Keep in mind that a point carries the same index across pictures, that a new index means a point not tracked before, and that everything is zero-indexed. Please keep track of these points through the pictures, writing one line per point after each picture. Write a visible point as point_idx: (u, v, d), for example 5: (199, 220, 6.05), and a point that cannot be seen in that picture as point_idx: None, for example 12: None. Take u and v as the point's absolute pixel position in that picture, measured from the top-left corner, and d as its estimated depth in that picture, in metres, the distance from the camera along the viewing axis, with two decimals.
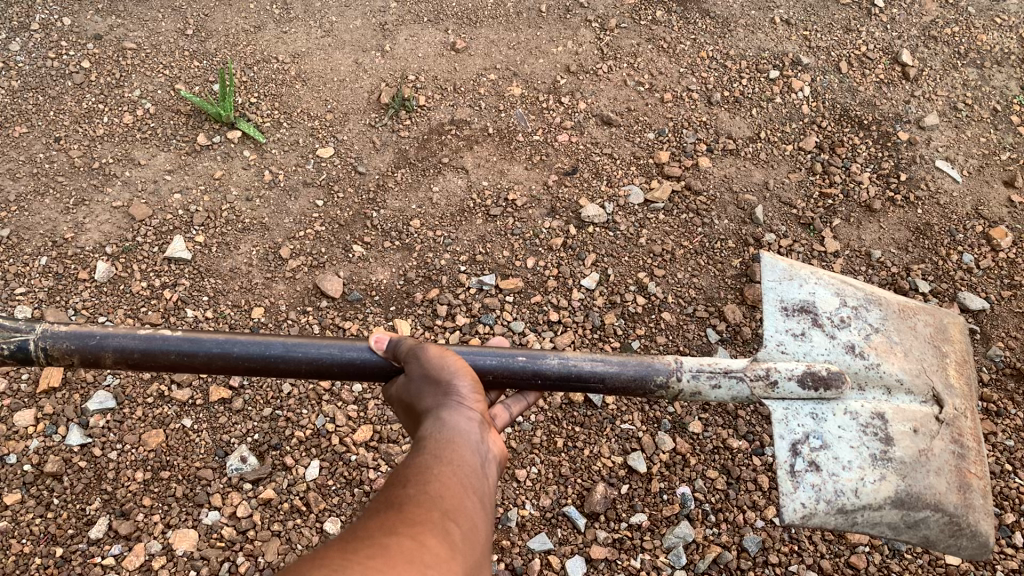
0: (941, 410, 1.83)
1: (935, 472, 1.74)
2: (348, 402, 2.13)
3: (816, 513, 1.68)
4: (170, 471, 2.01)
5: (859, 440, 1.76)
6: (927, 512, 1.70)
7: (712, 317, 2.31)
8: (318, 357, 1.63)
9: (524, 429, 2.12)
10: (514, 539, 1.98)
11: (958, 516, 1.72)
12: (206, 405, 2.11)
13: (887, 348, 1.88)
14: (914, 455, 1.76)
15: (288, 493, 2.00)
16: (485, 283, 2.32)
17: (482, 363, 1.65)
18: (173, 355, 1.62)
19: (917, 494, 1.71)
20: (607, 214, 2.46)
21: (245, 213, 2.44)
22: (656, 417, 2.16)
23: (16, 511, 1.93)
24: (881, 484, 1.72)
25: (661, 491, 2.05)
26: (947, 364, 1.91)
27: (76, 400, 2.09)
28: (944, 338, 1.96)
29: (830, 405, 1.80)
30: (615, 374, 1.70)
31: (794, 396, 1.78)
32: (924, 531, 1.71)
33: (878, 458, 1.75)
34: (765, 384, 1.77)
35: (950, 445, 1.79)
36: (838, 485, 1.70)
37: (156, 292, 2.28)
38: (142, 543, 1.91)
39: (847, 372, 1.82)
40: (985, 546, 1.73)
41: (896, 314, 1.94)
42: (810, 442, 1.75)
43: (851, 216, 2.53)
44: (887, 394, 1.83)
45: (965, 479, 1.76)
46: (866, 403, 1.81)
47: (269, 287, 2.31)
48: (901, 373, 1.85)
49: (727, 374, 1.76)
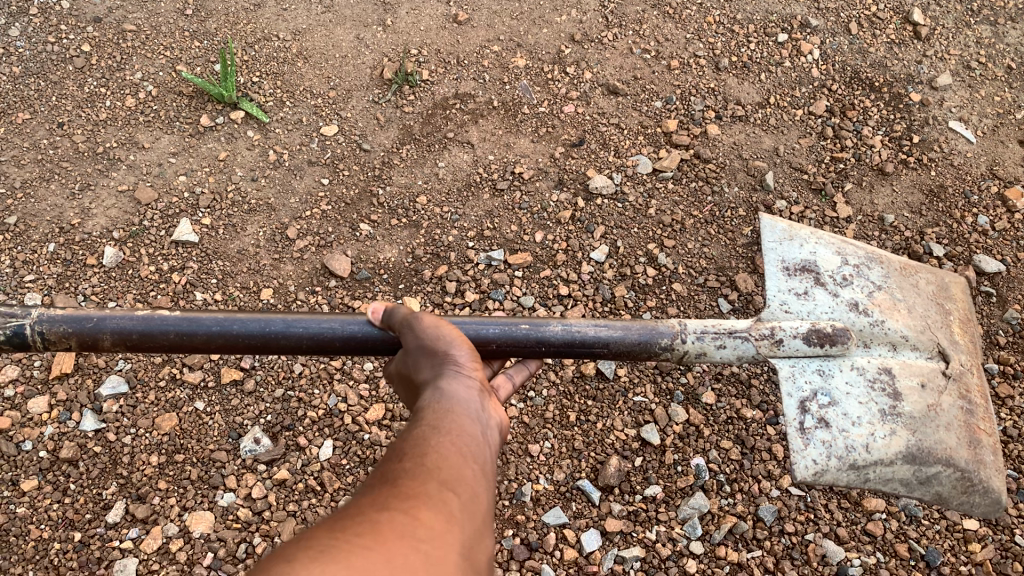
0: (947, 365, 1.83)
1: (943, 426, 1.74)
2: (360, 380, 2.13)
3: (828, 468, 1.68)
4: (184, 454, 2.01)
5: (866, 396, 1.75)
6: (938, 466, 1.71)
7: (724, 287, 2.29)
8: (319, 332, 1.62)
9: (536, 403, 2.12)
10: (529, 513, 1.98)
11: (966, 469, 1.72)
12: (218, 387, 2.11)
13: (891, 306, 1.87)
14: (922, 411, 1.75)
15: (302, 473, 2.01)
16: (493, 258, 2.31)
17: (484, 333, 1.62)
18: (173, 335, 1.61)
19: (928, 449, 1.71)
20: (615, 185, 2.44)
21: (251, 194, 2.42)
22: (668, 389, 2.14)
23: (34, 497, 1.95)
24: (892, 439, 1.71)
25: (676, 463, 2.05)
26: (951, 321, 1.92)
27: (88, 386, 2.09)
28: (936, 296, 1.98)
29: (840, 359, 1.77)
30: (619, 339, 1.69)
31: (801, 351, 1.75)
32: (935, 486, 1.71)
33: (885, 410, 1.74)
34: (772, 341, 1.74)
35: (958, 400, 1.79)
36: (849, 440, 1.69)
37: (164, 276, 2.28)
38: (158, 527, 1.92)
39: (853, 329, 1.80)
40: (996, 501, 1.73)
41: (891, 274, 1.97)
42: (818, 398, 1.73)
43: (863, 180, 2.49)
44: (895, 350, 1.82)
45: (974, 434, 1.76)
46: (875, 359, 1.80)
47: (277, 268, 2.30)
48: (906, 330, 1.84)
49: (731, 334, 1.73)
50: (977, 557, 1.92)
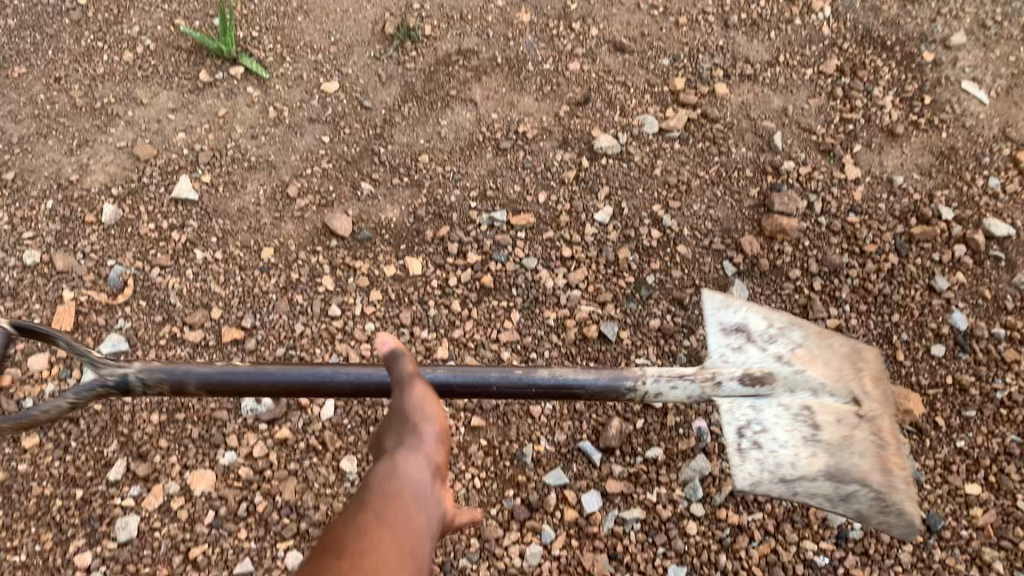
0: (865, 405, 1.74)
1: (860, 450, 1.68)
2: (361, 340, 2.12)
3: (760, 480, 1.67)
4: (185, 413, 2.01)
5: (789, 426, 1.72)
6: (858, 485, 1.64)
7: (729, 249, 2.26)
8: (334, 378, 1.62)
9: (538, 365, 2.10)
10: (530, 475, 1.98)
11: (887, 492, 1.64)
12: (219, 346, 2.10)
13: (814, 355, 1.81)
14: (839, 437, 1.70)
15: (303, 432, 2.01)
16: (496, 219, 2.28)
17: (482, 379, 1.65)
18: (195, 384, 1.61)
19: (846, 469, 1.66)
20: (621, 144, 2.40)
21: (251, 151, 2.39)
22: (672, 352, 2.12)
23: (35, 455, 1.95)
24: (813, 459, 1.68)
25: (678, 425, 2.04)
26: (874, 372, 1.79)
27: (88, 344, 2.08)
28: (867, 361, 1.80)
29: (768, 397, 1.74)
30: (592, 382, 1.69)
31: (733, 390, 1.73)
32: (855, 505, 1.64)
33: (806, 436, 1.70)
34: (716, 381, 1.73)
35: (871, 434, 1.70)
36: (777, 458, 1.69)
37: (164, 234, 2.25)
38: (160, 485, 1.93)
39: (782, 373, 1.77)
40: (913, 525, 1.62)
41: (820, 334, 1.82)
42: (744, 424, 1.73)
43: (872, 142, 2.45)
44: (813, 389, 1.75)
45: (887, 465, 1.67)
46: (794, 397, 1.75)
47: (277, 227, 2.27)
48: (818, 374, 1.76)
49: (683, 376, 1.71)
50: (977, 522, 1.93)
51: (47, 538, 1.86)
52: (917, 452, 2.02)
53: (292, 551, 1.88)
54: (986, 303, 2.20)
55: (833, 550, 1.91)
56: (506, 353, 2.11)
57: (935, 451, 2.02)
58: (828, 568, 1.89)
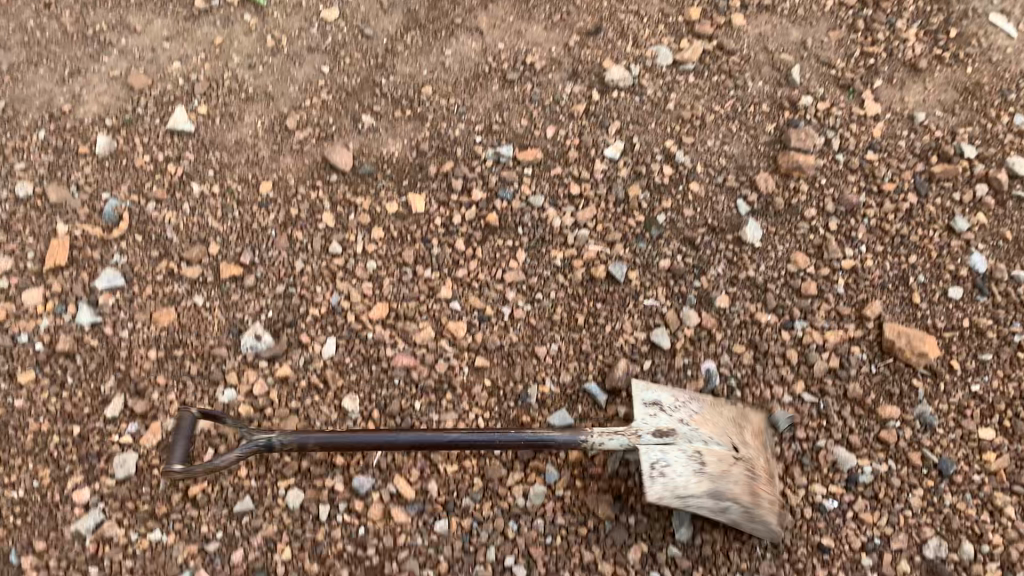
0: (745, 450, 1.84)
1: (737, 478, 1.78)
2: (363, 279, 2.06)
3: (662, 496, 1.77)
4: (183, 350, 1.97)
5: (684, 463, 1.81)
6: (731, 501, 1.75)
7: (743, 187, 2.19)
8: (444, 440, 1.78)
9: (544, 305, 2.05)
10: (535, 415, 1.95)
11: (757, 506, 1.75)
12: (218, 282, 2.04)
13: (712, 416, 1.89)
14: (719, 468, 1.80)
15: (304, 370, 1.97)
16: (502, 154, 2.20)
17: (460, 439, 1.78)
18: (314, 446, 1.77)
19: (727, 492, 1.76)
20: (632, 77, 2.32)
21: (248, 82, 2.30)
22: (681, 293, 2.07)
23: (31, 390, 1.91)
24: (702, 481, 1.78)
25: (686, 367, 1.99)
26: (754, 428, 1.90)
27: (83, 279, 2.03)
28: (751, 421, 1.91)
29: (671, 443, 1.83)
30: (557, 438, 1.79)
31: (648, 438, 1.82)
32: (730, 516, 1.76)
33: (697, 468, 1.80)
34: (638, 432, 1.83)
35: (747, 470, 1.80)
36: (676, 481, 1.78)
37: (160, 166, 2.17)
38: (157, 423, 1.90)
39: (687, 425, 1.85)
40: (774, 531, 1.76)
41: (712, 402, 1.93)
42: (651, 461, 1.81)
43: (894, 77, 2.35)
44: (705, 439, 1.84)
45: (756, 493, 1.77)
46: (691, 444, 1.83)
47: (276, 160, 2.19)
48: (710, 430, 1.86)
49: (613, 433, 1.82)
50: (990, 468, 1.89)
51: (44, 474, 1.84)
52: (931, 396, 1.97)
53: (292, 489, 1.85)
54: (1007, 245, 2.13)
55: (843, 494, 1.87)
56: (511, 294, 2.06)
57: (950, 395, 1.97)
58: (838, 511, 1.86)
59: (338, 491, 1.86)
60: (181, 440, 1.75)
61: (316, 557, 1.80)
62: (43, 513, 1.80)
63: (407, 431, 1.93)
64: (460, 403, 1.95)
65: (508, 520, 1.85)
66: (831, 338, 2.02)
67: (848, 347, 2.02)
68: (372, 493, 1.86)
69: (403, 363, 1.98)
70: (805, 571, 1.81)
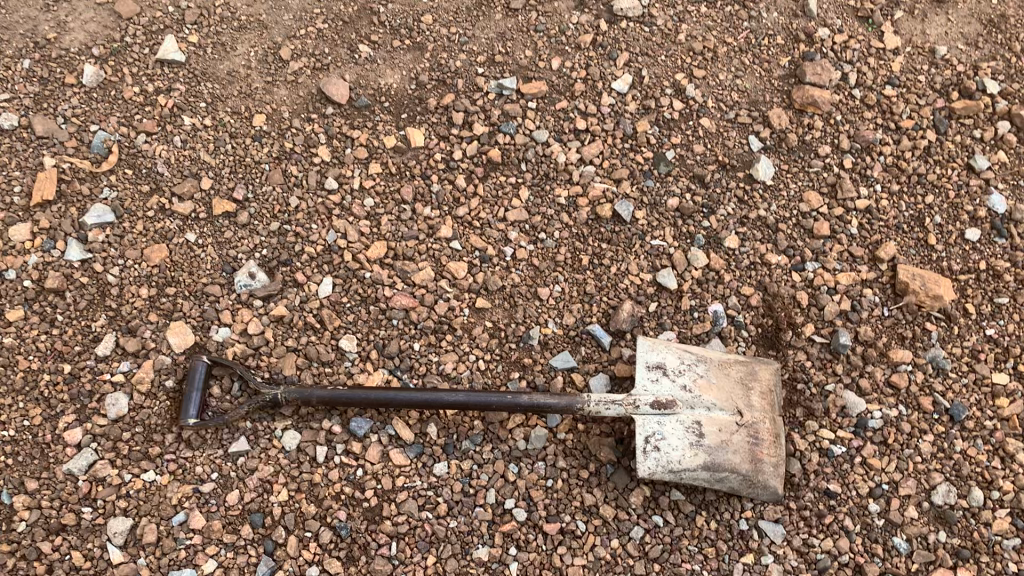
0: (750, 416, 1.77)
1: (736, 447, 1.74)
2: (360, 217, 2.00)
3: (655, 471, 1.73)
4: (175, 288, 1.92)
5: (681, 435, 1.75)
6: (728, 471, 1.73)
7: (756, 123, 2.10)
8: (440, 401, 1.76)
9: (547, 245, 1.99)
10: (537, 358, 1.90)
11: (756, 472, 1.73)
12: (211, 218, 1.98)
13: (718, 379, 1.81)
14: (718, 438, 1.75)
15: (300, 310, 1.92)
16: (505, 87, 2.11)
17: (454, 400, 1.75)
18: (318, 402, 1.78)
19: (724, 463, 1.73)
20: (642, 7, 2.21)
21: (241, 9, 2.18)
22: (689, 233, 2.00)
23: (20, 328, 1.86)
24: (699, 454, 1.74)
25: (692, 309, 1.94)
26: (765, 389, 1.81)
27: (72, 214, 1.96)
28: (759, 381, 1.82)
29: (670, 414, 1.77)
30: (553, 404, 1.76)
31: (646, 410, 1.76)
32: (728, 485, 1.74)
33: (693, 441, 1.75)
34: (636, 402, 1.77)
35: (748, 438, 1.75)
36: (671, 455, 1.74)
37: (150, 99, 2.07)
38: (150, 361, 1.86)
39: (688, 394, 1.79)
40: (776, 494, 1.75)
41: (720, 364, 1.84)
42: (647, 434, 1.75)
43: (915, 8, 2.24)
44: (708, 406, 1.78)
45: (757, 460, 1.74)
46: (691, 414, 1.77)
47: (270, 92, 2.10)
48: (712, 397, 1.79)
49: (610, 401, 1.76)
50: (1003, 413, 1.85)
51: (35, 413, 1.80)
52: (944, 340, 1.92)
53: (288, 431, 1.82)
54: None
55: (851, 439, 1.84)
56: (513, 234, 1.99)
57: (964, 339, 1.92)
58: (845, 456, 1.82)
59: (335, 433, 1.82)
60: (192, 391, 1.79)
61: (314, 499, 1.77)
62: (35, 453, 1.78)
63: (406, 373, 1.89)
64: (460, 344, 1.91)
65: (508, 463, 1.81)
66: (843, 280, 1.96)
67: (860, 289, 1.96)
68: (370, 435, 1.82)
69: (401, 303, 1.92)
70: (810, 516, 1.78)
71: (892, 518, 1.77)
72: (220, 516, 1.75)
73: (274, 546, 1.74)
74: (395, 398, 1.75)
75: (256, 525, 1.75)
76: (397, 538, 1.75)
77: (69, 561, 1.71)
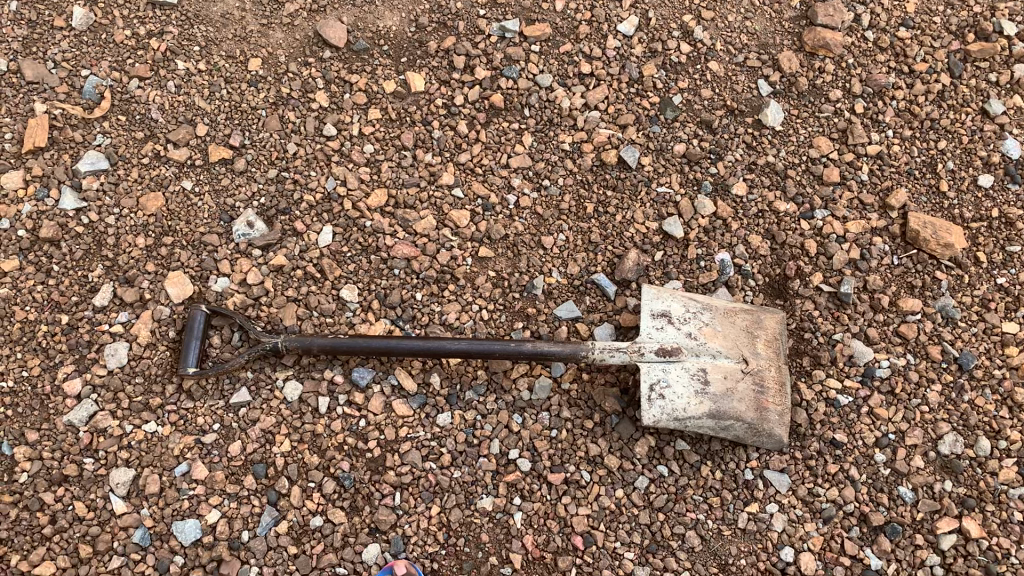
0: (755, 363, 1.75)
1: (742, 395, 1.72)
2: (360, 164, 1.95)
3: (659, 419, 1.72)
4: (173, 238, 1.88)
5: (687, 382, 1.74)
6: (732, 419, 1.71)
7: (766, 67, 2.05)
8: (442, 349, 1.73)
9: (551, 193, 1.95)
10: (540, 307, 1.87)
11: (761, 421, 1.72)
12: (207, 166, 1.94)
13: (723, 327, 1.79)
14: (723, 386, 1.73)
15: (300, 260, 1.88)
16: (508, 30, 2.04)
17: (455, 347, 1.72)
18: (317, 350, 1.75)
19: (729, 411, 1.71)
20: None
21: None
22: (696, 180, 1.96)
23: (16, 279, 1.84)
24: (703, 402, 1.72)
25: (699, 258, 1.91)
26: (771, 336, 1.79)
27: (65, 162, 1.92)
28: (765, 328, 1.79)
29: (675, 361, 1.74)
30: (557, 352, 1.73)
31: (651, 357, 1.74)
32: (732, 433, 1.73)
33: (698, 389, 1.73)
34: (641, 349, 1.74)
35: (753, 386, 1.73)
36: (675, 403, 1.72)
37: (142, 42, 2.01)
38: (149, 311, 1.83)
39: (694, 341, 1.76)
40: (780, 442, 1.73)
41: (726, 311, 1.81)
42: (652, 382, 1.74)
43: None
44: (713, 354, 1.75)
45: (761, 408, 1.72)
46: (696, 361, 1.75)
47: (265, 35, 2.03)
48: (718, 344, 1.76)
49: (615, 348, 1.74)
50: (1012, 362, 1.83)
51: (34, 363, 1.78)
52: (954, 289, 1.89)
53: (290, 382, 1.80)
54: None
55: (858, 389, 1.82)
56: (516, 181, 1.95)
57: (974, 288, 1.89)
58: (852, 406, 1.81)
59: (337, 383, 1.80)
60: (192, 341, 1.76)
61: (316, 449, 1.76)
62: (35, 404, 1.76)
63: (408, 323, 1.86)
64: (463, 294, 1.88)
65: (512, 414, 1.80)
66: (853, 228, 1.93)
67: (870, 238, 1.92)
68: (372, 385, 1.81)
69: (403, 252, 1.89)
70: (815, 466, 1.77)
71: (898, 468, 1.76)
72: (222, 467, 1.74)
73: (277, 497, 1.73)
74: (398, 346, 1.73)
75: (259, 475, 1.74)
76: (401, 489, 1.74)
77: (72, 512, 1.70)
